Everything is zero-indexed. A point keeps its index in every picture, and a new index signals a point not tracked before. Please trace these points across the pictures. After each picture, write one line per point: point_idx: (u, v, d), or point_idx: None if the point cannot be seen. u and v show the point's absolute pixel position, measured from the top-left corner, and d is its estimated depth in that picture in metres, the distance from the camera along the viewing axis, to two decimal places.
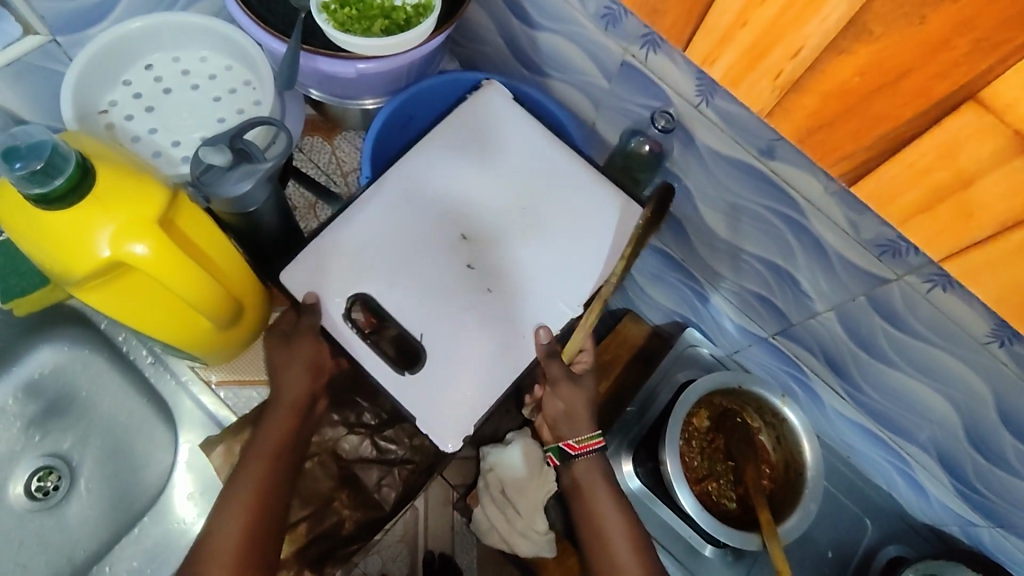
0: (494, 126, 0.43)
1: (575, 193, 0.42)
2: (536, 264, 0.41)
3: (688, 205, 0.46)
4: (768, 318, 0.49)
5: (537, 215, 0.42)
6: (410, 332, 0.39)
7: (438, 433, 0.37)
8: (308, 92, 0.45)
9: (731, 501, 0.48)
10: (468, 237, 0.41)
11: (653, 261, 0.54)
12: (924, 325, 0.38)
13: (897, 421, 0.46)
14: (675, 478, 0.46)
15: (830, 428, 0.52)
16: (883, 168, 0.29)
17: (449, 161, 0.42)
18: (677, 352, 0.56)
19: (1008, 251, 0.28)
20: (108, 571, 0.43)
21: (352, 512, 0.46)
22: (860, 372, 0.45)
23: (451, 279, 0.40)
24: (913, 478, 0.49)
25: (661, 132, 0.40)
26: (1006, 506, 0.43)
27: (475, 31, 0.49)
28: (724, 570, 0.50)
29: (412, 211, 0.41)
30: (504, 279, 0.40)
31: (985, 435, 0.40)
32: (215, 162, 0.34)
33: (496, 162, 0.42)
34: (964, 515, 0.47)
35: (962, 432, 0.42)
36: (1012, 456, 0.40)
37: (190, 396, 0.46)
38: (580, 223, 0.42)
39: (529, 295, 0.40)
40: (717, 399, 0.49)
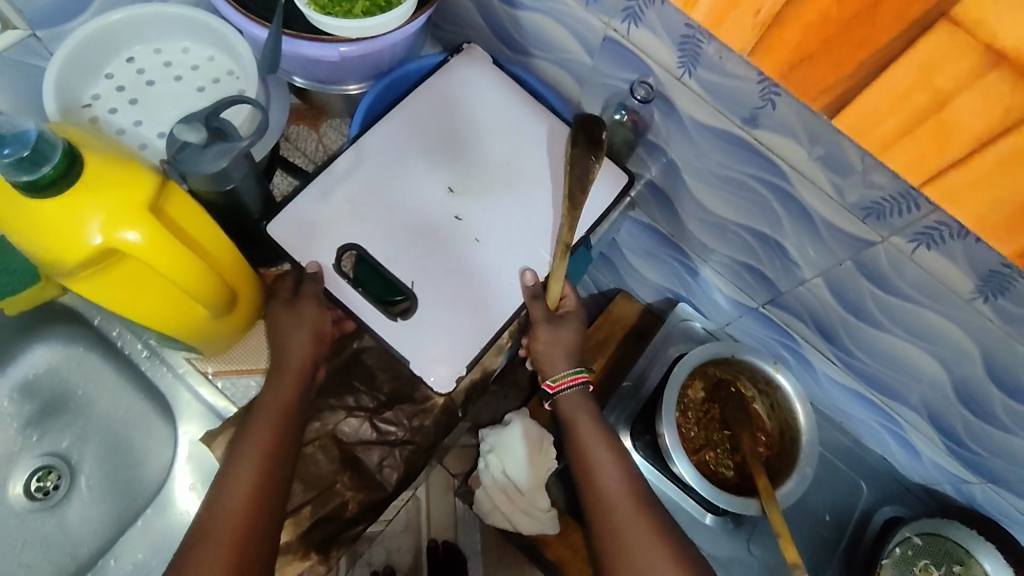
0: (472, 86, 0.44)
1: (550, 144, 0.43)
2: (519, 214, 0.42)
3: (675, 178, 0.47)
4: (757, 288, 0.50)
5: (517, 167, 0.43)
6: (402, 281, 0.40)
7: (432, 375, 0.39)
8: (291, 80, 0.45)
9: (729, 470, 0.49)
10: (455, 189, 0.42)
11: (644, 238, 0.55)
12: (911, 285, 0.38)
13: (889, 384, 0.47)
14: (673, 450, 0.46)
15: (823, 394, 0.53)
16: (863, 98, 0.30)
17: (436, 130, 0.43)
18: (670, 327, 0.57)
19: (986, 167, 0.29)
20: (115, 563, 0.43)
21: (355, 494, 0.46)
22: (850, 337, 0.46)
23: (439, 229, 0.41)
24: (905, 439, 0.50)
25: (640, 103, 0.41)
26: (997, 461, 0.44)
27: (458, 14, 0.49)
28: (725, 538, 0.50)
29: (394, 166, 0.42)
30: (490, 229, 0.41)
31: (974, 392, 0.41)
32: (190, 140, 0.34)
33: (475, 117, 0.43)
34: (956, 474, 0.48)
35: (951, 390, 0.43)
36: (1001, 411, 0.41)
37: (187, 387, 0.46)
38: (554, 171, 0.43)
39: (514, 244, 0.41)
40: (710, 369, 0.50)
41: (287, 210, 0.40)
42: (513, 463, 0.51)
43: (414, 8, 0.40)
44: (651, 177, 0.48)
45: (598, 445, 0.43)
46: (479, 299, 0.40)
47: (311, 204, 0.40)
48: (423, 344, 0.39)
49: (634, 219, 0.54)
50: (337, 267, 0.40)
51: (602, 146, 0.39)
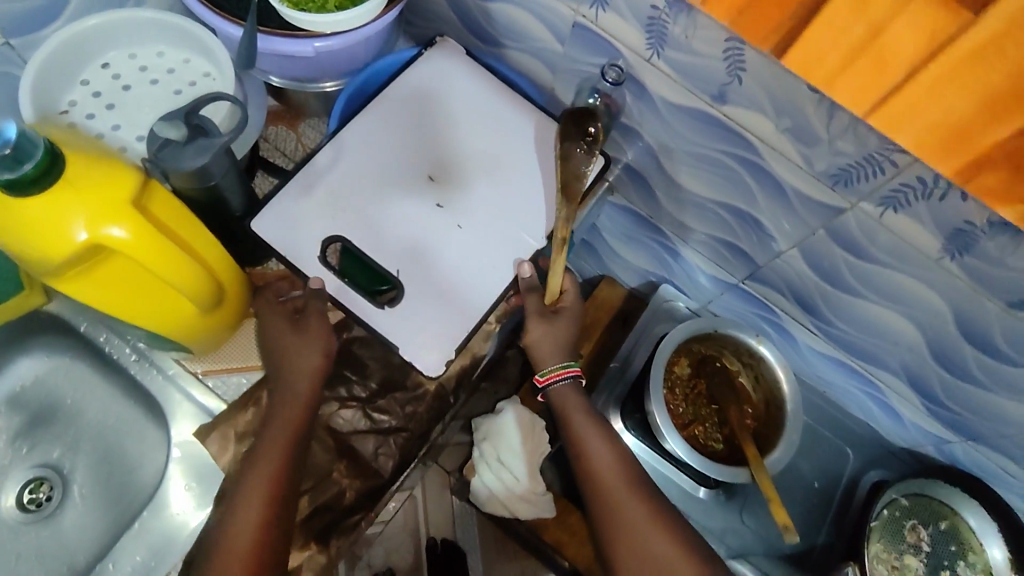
0: (447, 77, 0.45)
1: (525, 130, 0.44)
2: (499, 198, 0.43)
3: (651, 160, 0.48)
4: (736, 264, 0.51)
5: (495, 153, 0.43)
6: (387, 269, 0.40)
7: (421, 359, 0.39)
8: (268, 79, 0.45)
9: (718, 442, 0.50)
10: (435, 178, 0.43)
11: (623, 222, 0.56)
12: (882, 249, 0.40)
13: (868, 350, 0.48)
14: (664, 427, 0.47)
15: (806, 365, 0.54)
16: (805, 34, 0.28)
17: (414, 121, 0.44)
18: (654, 308, 0.58)
19: (921, 93, 0.27)
20: (112, 567, 0.43)
21: (351, 482, 0.46)
22: (828, 306, 0.47)
23: (421, 217, 0.42)
24: (886, 403, 0.51)
25: (611, 86, 0.42)
26: (974, 418, 0.46)
27: (430, 9, 0.50)
28: (719, 511, 0.51)
29: (374, 158, 0.43)
30: (472, 214, 0.42)
31: (949, 351, 0.43)
32: (171, 137, 0.35)
33: (451, 106, 0.44)
34: (937, 434, 0.50)
35: (927, 351, 0.44)
36: (975, 368, 0.42)
37: (179, 389, 0.46)
38: (530, 155, 0.44)
39: (495, 228, 0.42)
40: (695, 346, 0.51)
41: (270, 207, 0.41)
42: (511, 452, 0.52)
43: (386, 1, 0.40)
44: (627, 160, 0.49)
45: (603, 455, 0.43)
46: (463, 283, 0.41)
47: (295, 198, 0.41)
48: (411, 330, 0.40)
49: (613, 203, 0.55)
50: (322, 259, 0.41)
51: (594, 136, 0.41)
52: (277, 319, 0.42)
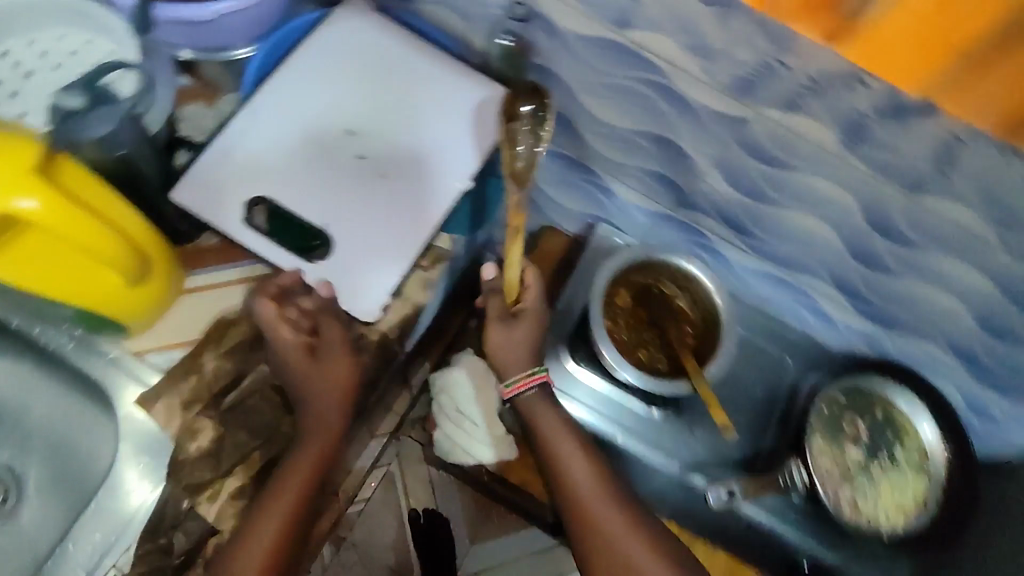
0: (356, 33, 0.45)
1: (443, 77, 0.44)
2: (419, 146, 0.43)
3: (572, 100, 0.49)
4: (664, 194, 0.53)
5: (412, 103, 0.44)
6: (313, 222, 0.42)
7: (354, 305, 0.41)
8: (178, 53, 0.44)
9: (662, 364, 0.51)
10: (352, 129, 0.43)
11: (557, 168, 0.57)
12: (795, 158, 0.42)
13: (794, 258, 0.51)
14: (614, 360, 0.49)
15: (743, 283, 0.57)
16: None
17: (327, 79, 0.44)
18: (591, 246, 0.59)
19: None
20: (72, 548, 0.44)
21: None
22: (752, 222, 0.50)
23: (343, 168, 0.42)
24: (816, 306, 0.54)
25: (519, 22, 0.44)
26: (897, 307, 0.49)
27: None
28: (670, 430, 0.54)
29: (289, 117, 0.43)
30: (394, 163, 0.43)
31: (867, 246, 0.45)
32: (71, 106, 0.39)
33: (364, 59, 0.44)
34: (864, 329, 0.53)
35: (846, 248, 0.46)
36: (889, 259, 0.45)
37: (124, 372, 0.45)
38: (450, 101, 0.44)
39: (419, 176, 0.43)
40: (634, 277, 0.53)
41: (187, 174, 0.41)
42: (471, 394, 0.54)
43: None
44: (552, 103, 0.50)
45: (577, 466, 0.47)
46: (392, 232, 0.42)
47: (214, 161, 0.41)
48: (340, 280, 0.41)
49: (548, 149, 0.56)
50: (243, 217, 0.41)
51: (543, 110, 0.40)
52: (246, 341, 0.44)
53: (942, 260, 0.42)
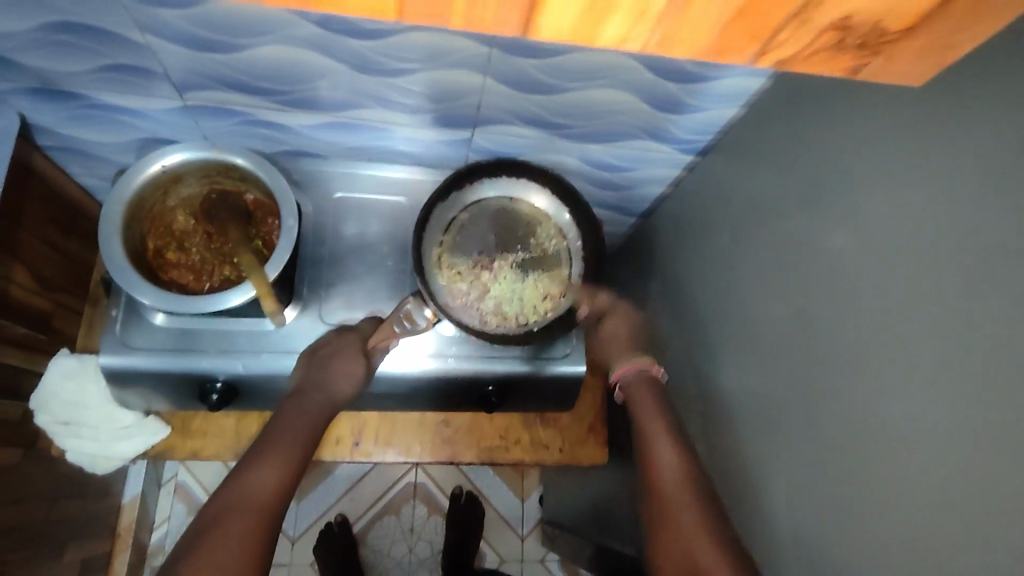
0: (241, 17, 0.68)
1: (305, 18, 0.68)
2: (276, 18, 0.68)
3: (417, 66, 0.76)
4: (488, 125, 0.89)
5: (277, 9, 0.67)
6: (178, 301, 0.78)
7: None
8: (201, 89, 0.81)
9: (530, 320, 0.92)
10: (145, 29, 0.70)
11: (416, 117, 0.88)
12: (561, 72, 0.77)
13: (605, 129, 0.90)
14: (436, 292, 0.90)
15: (566, 149, 0.96)
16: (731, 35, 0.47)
17: (205, 18, 0.68)
18: (441, 216, 0.93)
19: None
20: (116, 459, 0.92)
21: (328, 358, 0.84)
22: (568, 117, 0.86)
23: (166, 25, 0.69)
24: (658, 134, 0.91)
25: (401, 96, 0.82)
26: (687, 98, 0.83)
27: (251, 29, 0.70)
28: (532, 356, 0.94)
29: (124, 16, 0.67)
30: (241, 24, 0.69)
31: (656, 88, 0.80)
32: None
33: (235, 21, 0.69)
34: (609, 165, 1.01)
35: (648, 87, 0.80)
36: (671, 77, 0.78)
37: (124, 362, 0.85)
38: (321, 17, 0.68)
39: (286, 28, 0.70)
40: (452, 221, 0.94)
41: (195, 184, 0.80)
42: (489, 306, 0.92)
43: (114, 24, 0.69)
44: (413, 44, 0.72)
45: (665, 449, 0.79)
46: None
47: (190, 161, 0.82)
48: None
49: (363, 112, 0.87)
50: (132, 279, 0.77)
51: (464, 183, 0.93)
52: (374, 352, 0.87)
53: (719, 84, 0.80)
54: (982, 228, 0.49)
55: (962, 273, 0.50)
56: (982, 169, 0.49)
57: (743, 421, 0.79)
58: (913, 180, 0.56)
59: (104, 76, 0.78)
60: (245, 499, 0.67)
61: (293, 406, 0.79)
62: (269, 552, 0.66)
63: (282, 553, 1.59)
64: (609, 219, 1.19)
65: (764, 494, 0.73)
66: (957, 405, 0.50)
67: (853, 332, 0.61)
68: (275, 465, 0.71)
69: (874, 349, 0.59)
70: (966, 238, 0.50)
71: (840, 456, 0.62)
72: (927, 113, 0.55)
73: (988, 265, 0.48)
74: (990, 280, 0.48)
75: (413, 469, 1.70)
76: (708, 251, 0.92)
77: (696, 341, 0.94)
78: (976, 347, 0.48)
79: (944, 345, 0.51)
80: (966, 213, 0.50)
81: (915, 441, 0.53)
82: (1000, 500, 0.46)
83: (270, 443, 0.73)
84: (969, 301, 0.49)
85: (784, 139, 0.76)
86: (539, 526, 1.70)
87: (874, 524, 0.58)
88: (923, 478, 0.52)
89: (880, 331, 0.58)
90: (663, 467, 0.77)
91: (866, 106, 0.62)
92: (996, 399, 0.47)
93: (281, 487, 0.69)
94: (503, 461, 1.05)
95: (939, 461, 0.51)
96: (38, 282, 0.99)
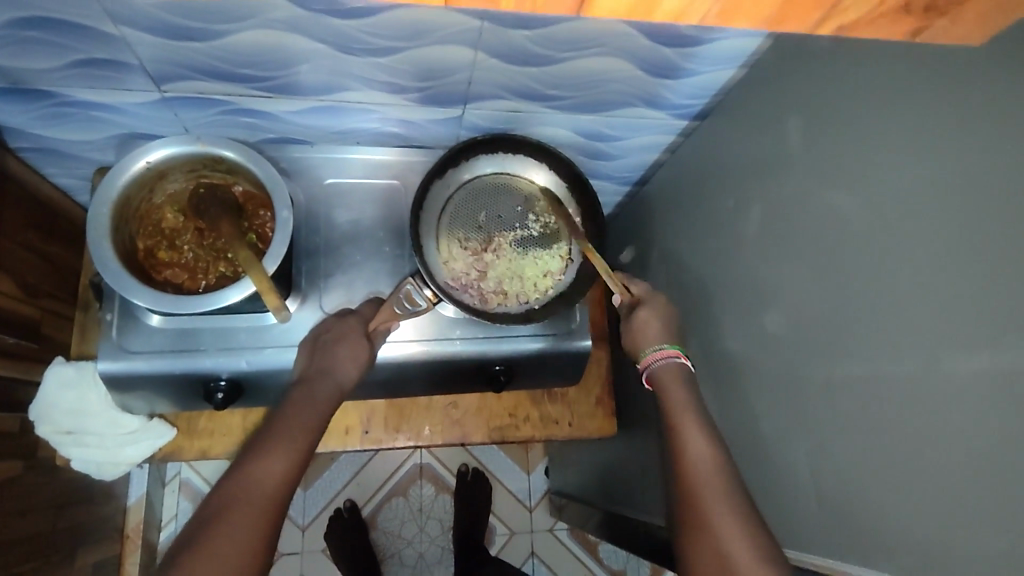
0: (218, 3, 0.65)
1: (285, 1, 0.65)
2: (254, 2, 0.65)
3: (403, 44, 0.73)
4: (478, 101, 0.87)
5: None
6: (175, 302, 0.76)
7: None
8: (181, 80, 0.77)
9: (533, 298, 0.91)
10: (118, 20, 0.66)
11: (404, 97, 0.85)
12: (553, 43, 0.75)
13: (598, 99, 0.88)
14: (438, 275, 0.88)
15: (558, 122, 0.94)
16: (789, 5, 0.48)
17: (180, 6, 0.65)
18: (435, 196, 0.91)
19: None
20: (126, 465, 0.91)
21: (329, 343, 0.82)
22: (560, 88, 0.85)
23: (138, 14, 0.66)
24: (651, 101, 0.90)
25: (388, 77, 0.80)
26: (681, 63, 0.81)
27: (229, 15, 0.67)
28: (536, 333, 0.94)
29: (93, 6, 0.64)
30: (218, 10, 0.66)
31: (649, 54, 0.79)
32: None
33: (213, 7, 0.65)
34: (601, 135, 0.99)
35: (641, 54, 0.79)
36: (665, 42, 0.77)
37: (124, 367, 0.83)
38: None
39: (265, 12, 0.67)
40: (448, 199, 0.92)
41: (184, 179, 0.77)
42: (489, 286, 0.91)
43: (86, 18, 0.66)
44: (399, 23, 0.69)
45: (696, 441, 0.74)
46: None
47: (175, 156, 0.79)
48: None
49: (350, 95, 0.84)
50: (126, 283, 0.75)
51: (459, 163, 0.91)
52: (375, 333, 0.86)
53: (713, 48, 0.79)
54: (992, 179, 0.48)
55: (969, 229, 0.50)
56: (993, 119, 0.48)
57: (749, 385, 0.79)
58: (919, 134, 0.55)
59: (75, 72, 0.75)
60: (253, 487, 0.66)
61: (298, 391, 0.78)
62: (275, 539, 0.66)
63: (293, 542, 1.60)
64: (602, 189, 1.18)
65: (774, 456, 0.74)
66: (969, 359, 0.49)
67: (859, 291, 0.61)
68: (283, 452, 0.70)
69: (879, 307, 0.58)
70: (975, 191, 0.49)
71: (847, 416, 0.62)
72: (934, 64, 0.54)
73: (998, 217, 0.47)
74: (999, 232, 0.47)
75: (418, 451, 1.70)
76: (707, 216, 0.92)
77: (698, 307, 0.94)
78: (987, 299, 0.48)
79: (953, 299, 0.51)
80: (972, 168, 0.49)
81: (925, 397, 0.53)
82: (1010, 452, 0.46)
83: (277, 432, 0.72)
84: (979, 254, 0.49)
85: (784, 99, 0.74)
86: (546, 497, 1.73)
87: (881, 483, 0.58)
88: (931, 434, 0.52)
89: (886, 290, 0.57)
90: (693, 458, 0.73)
91: (867, 63, 0.61)
92: (1007, 351, 0.46)
93: (288, 475, 0.69)
94: (513, 439, 1.05)
95: (947, 417, 0.51)
96: (23, 289, 0.96)
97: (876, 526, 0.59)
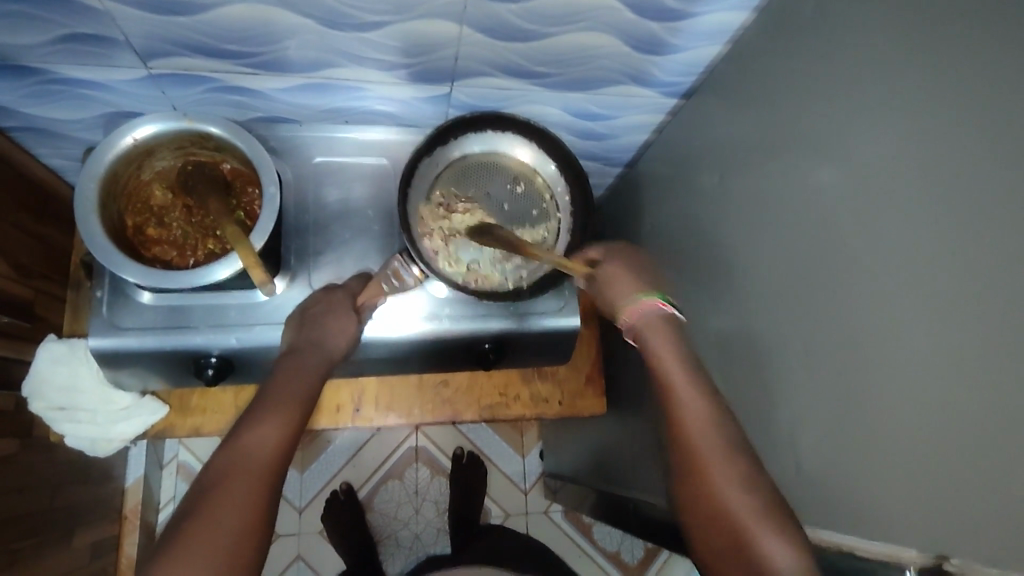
0: None
1: None
2: None
3: (389, 19, 0.73)
4: (466, 79, 0.87)
5: None
6: (164, 277, 0.76)
7: None
8: (169, 57, 0.78)
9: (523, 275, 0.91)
10: None
11: (391, 74, 0.85)
12: (539, 17, 0.75)
13: (585, 77, 0.88)
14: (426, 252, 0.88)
15: (546, 100, 0.95)
16: None
17: None
18: (425, 172, 0.91)
19: None
20: (119, 441, 0.93)
21: (320, 314, 0.83)
22: (547, 65, 0.85)
23: None
24: (640, 78, 0.90)
25: (375, 54, 0.80)
26: (668, 39, 0.81)
27: None
28: (524, 308, 0.94)
29: None
30: None
31: (636, 29, 0.79)
32: None
33: None
34: (590, 114, 0.99)
35: (628, 29, 0.79)
36: (651, 17, 0.77)
37: (113, 343, 0.83)
38: None
39: None
40: (437, 176, 0.93)
41: None
42: (478, 266, 0.91)
43: None
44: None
45: (686, 393, 0.73)
46: None
47: (163, 132, 0.79)
48: None
49: (339, 72, 0.84)
50: (116, 258, 0.75)
51: (449, 140, 0.91)
52: (368, 303, 0.87)
53: (699, 23, 0.79)
54: (971, 142, 0.48)
55: (944, 195, 0.50)
56: (972, 83, 0.48)
57: (733, 359, 0.80)
58: (901, 103, 0.55)
59: (62, 47, 0.75)
60: (244, 458, 0.67)
61: (288, 364, 0.78)
62: (272, 505, 0.67)
63: (290, 523, 1.61)
64: (593, 170, 1.19)
65: (756, 430, 0.74)
66: (944, 322, 0.50)
67: (841, 260, 0.61)
68: (275, 424, 0.70)
69: (859, 275, 0.58)
70: (954, 157, 0.49)
71: (825, 385, 0.63)
72: (917, 32, 0.54)
73: (974, 184, 0.47)
74: (974, 198, 0.47)
75: (413, 434, 1.71)
76: (694, 195, 0.92)
77: (686, 284, 0.94)
78: (962, 262, 0.48)
79: (930, 265, 0.51)
80: (950, 135, 0.50)
81: (901, 362, 0.54)
82: (979, 415, 0.46)
83: (267, 403, 0.72)
84: (956, 217, 0.49)
85: (768, 73, 0.75)
86: (541, 480, 1.74)
87: (858, 451, 0.58)
88: (906, 401, 0.53)
89: (867, 260, 0.58)
90: (686, 421, 0.71)
91: (853, 35, 0.61)
92: (978, 315, 0.47)
93: (281, 445, 0.69)
94: (504, 417, 1.06)
95: (921, 383, 0.51)
96: (15, 269, 0.97)
97: (851, 493, 0.59)
